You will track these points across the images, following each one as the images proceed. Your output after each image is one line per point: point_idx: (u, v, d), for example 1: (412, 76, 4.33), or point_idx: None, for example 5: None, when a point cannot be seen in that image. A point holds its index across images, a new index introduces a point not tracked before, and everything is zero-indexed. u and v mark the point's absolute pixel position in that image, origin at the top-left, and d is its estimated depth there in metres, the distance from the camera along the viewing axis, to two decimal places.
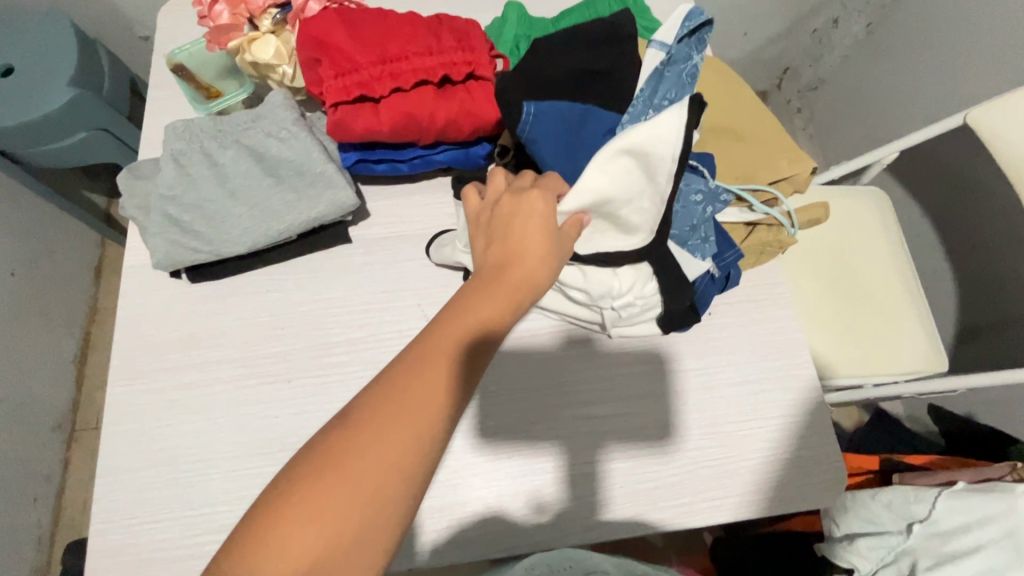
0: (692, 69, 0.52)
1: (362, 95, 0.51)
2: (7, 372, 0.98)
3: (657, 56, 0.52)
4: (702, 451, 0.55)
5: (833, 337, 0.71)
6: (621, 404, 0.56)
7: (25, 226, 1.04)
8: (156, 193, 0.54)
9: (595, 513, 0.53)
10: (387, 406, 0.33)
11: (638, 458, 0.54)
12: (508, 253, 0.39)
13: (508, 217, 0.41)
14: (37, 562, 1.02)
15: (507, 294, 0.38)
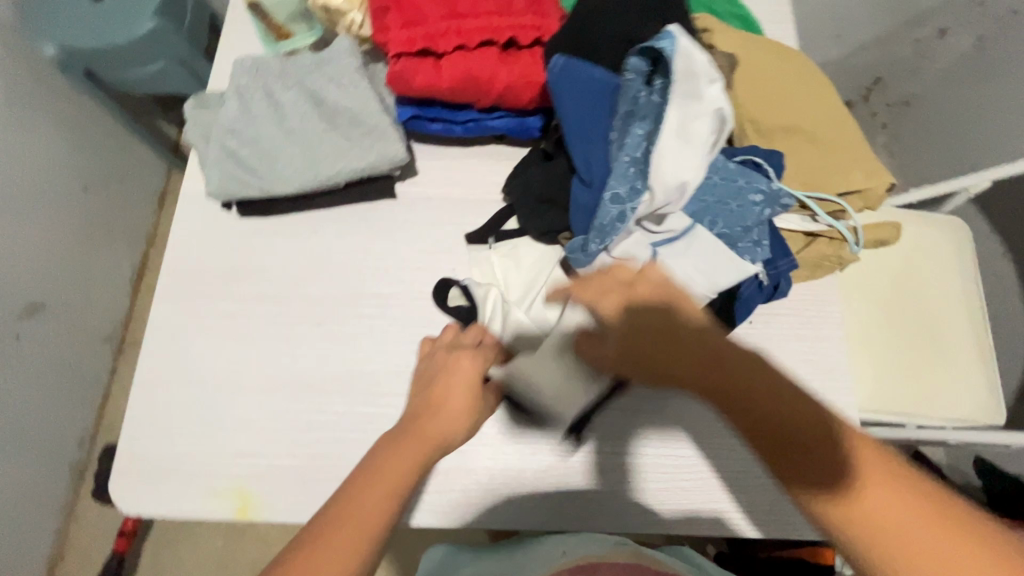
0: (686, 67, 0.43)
1: (426, 49, 0.51)
2: (68, 280, 1.05)
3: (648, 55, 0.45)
4: (720, 462, 0.53)
5: (878, 369, 0.67)
6: (643, 400, 0.55)
7: (100, 146, 1.10)
8: (218, 124, 0.56)
9: (599, 502, 0.52)
10: (363, 481, 0.37)
11: (652, 460, 0.53)
12: (441, 394, 0.43)
13: (445, 366, 0.45)
14: (78, 457, 1.11)
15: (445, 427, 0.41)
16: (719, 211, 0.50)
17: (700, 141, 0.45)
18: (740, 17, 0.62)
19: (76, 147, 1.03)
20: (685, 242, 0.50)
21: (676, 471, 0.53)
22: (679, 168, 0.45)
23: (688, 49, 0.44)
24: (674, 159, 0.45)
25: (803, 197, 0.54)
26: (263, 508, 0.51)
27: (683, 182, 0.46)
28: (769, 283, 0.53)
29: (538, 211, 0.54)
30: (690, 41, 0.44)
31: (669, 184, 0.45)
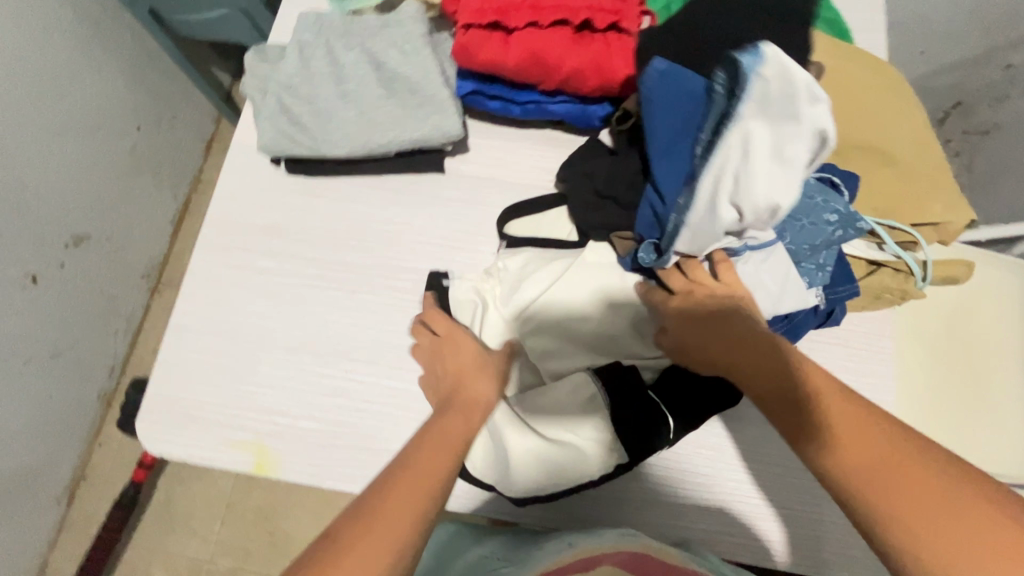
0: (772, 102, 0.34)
1: (496, 22, 0.49)
2: (114, 215, 1.07)
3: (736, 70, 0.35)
4: (739, 484, 0.53)
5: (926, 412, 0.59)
6: None
7: (156, 86, 1.11)
8: (276, 78, 0.55)
9: (611, 506, 0.52)
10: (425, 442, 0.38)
11: (670, 470, 0.53)
12: (457, 376, 0.46)
13: (446, 350, 0.49)
14: (107, 386, 1.15)
15: (464, 410, 0.42)
16: (791, 226, 0.48)
17: (800, 161, 0.37)
18: (831, 21, 0.58)
19: (132, 85, 1.05)
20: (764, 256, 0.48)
21: (691, 485, 0.53)
22: (773, 190, 0.39)
23: (783, 70, 0.34)
24: (765, 184, 0.39)
25: (874, 223, 0.51)
26: (280, 466, 0.52)
27: (776, 206, 0.39)
28: (824, 307, 0.51)
29: (590, 205, 0.53)
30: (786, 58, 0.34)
31: (759, 206, 0.40)
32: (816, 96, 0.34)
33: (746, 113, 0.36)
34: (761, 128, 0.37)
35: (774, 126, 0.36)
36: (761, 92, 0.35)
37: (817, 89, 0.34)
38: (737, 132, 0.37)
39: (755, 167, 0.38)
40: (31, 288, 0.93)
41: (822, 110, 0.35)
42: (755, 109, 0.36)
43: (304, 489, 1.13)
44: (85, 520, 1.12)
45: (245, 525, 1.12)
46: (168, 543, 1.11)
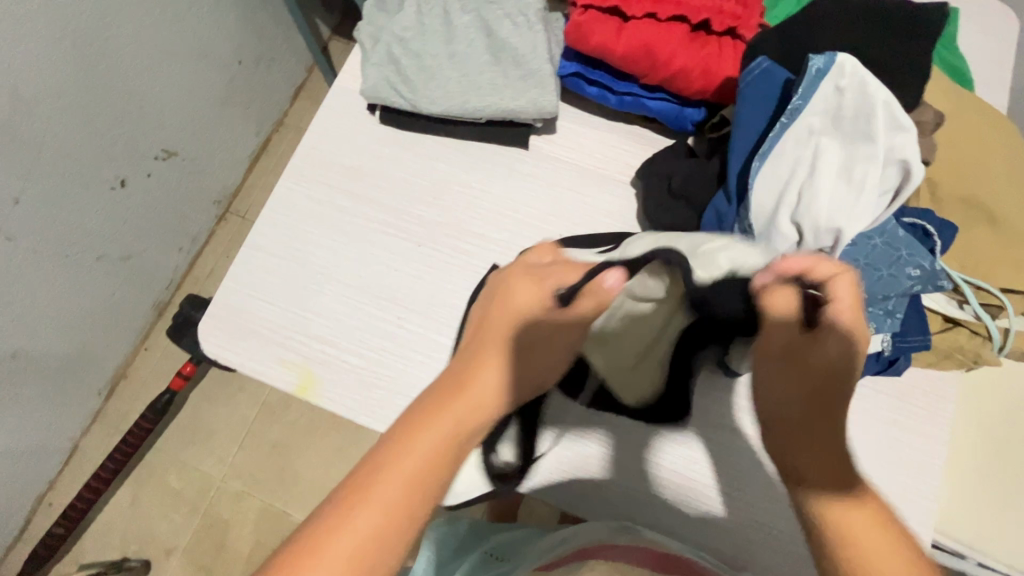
0: (836, 87, 0.42)
1: (614, 8, 0.49)
2: (200, 138, 1.13)
3: (818, 70, 0.42)
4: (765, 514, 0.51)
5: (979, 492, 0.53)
6: (707, 429, 0.53)
7: (263, 26, 1.17)
8: (391, 29, 0.57)
9: (627, 506, 0.51)
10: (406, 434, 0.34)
11: (695, 485, 0.52)
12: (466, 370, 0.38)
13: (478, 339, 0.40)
14: (162, 296, 1.22)
15: (456, 410, 0.35)
16: (867, 273, 0.46)
17: (869, 186, 0.41)
18: (953, 68, 0.56)
19: (243, 20, 1.10)
20: None
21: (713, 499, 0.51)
22: (839, 211, 0.41)
23: (862, 82, 0.41)
24: (830, 199, 0.41)
25: (960, 279, 0.49)
26: (323, 394, 0.54)
27: (838, 227, 0.41)
28: (888, 355, 0.49)
29: (666, 206, 0.52)
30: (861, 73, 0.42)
31: (820, 223, 0.41)
32: (901, 127, 0.41)
33: (821, 116, 0.43)
34: (834, 143, 0.42)
35: (838, 129, 0.42)
36: (839, 94, 0.42)
37: (901, 124, 0.41)
38: (806, 129, 0.43)
39: (822, 179, 0.42)
40: (118, 190, 0.99)
41: (895, 144, 0.41)
42: (828, 115, 0.42)
43: (320, 434, 1.17)
44: (118, 415, 1.19)
45: (260, 455, 1.16)
46: (187, 455, 1.16)
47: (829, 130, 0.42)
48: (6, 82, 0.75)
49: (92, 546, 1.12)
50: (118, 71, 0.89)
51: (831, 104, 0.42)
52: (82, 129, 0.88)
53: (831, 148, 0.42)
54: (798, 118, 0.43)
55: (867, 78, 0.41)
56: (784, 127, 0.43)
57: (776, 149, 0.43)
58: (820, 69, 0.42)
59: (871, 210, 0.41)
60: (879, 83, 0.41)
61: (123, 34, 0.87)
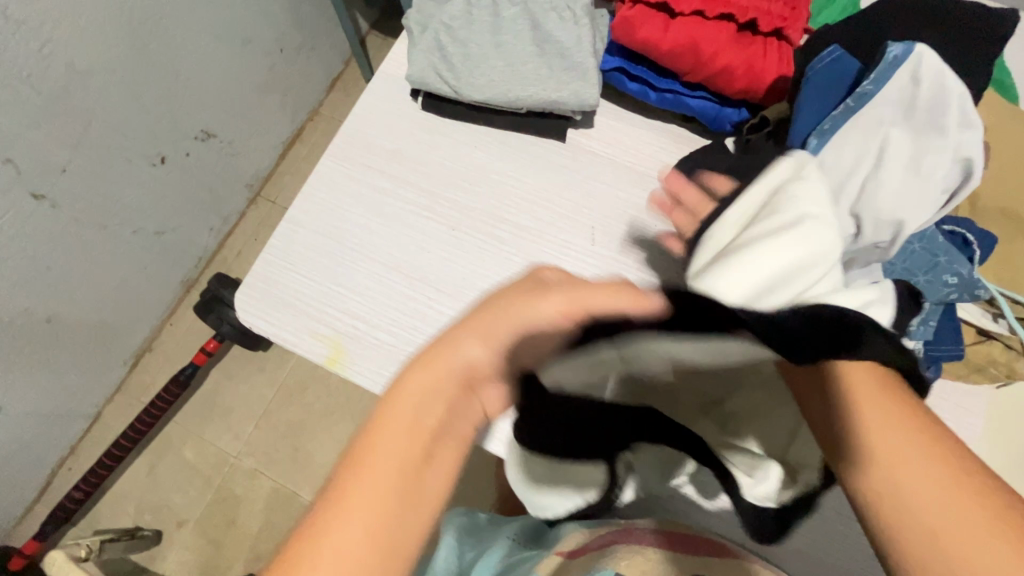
0: (910, 76, 0.42)
1: (662, 5, 0.50)
2: (238, 121, 1.16)
3: (896, 57, 0.42)
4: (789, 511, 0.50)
5: None
6: None
7: (306, 16, 1.20)
8: (440, 17, 0.59)
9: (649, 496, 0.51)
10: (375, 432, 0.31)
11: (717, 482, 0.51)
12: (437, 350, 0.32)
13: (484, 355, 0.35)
14: (191, 274, 1.24)
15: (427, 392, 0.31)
16: (903, 279, 0.46)
17: (935, 180, 0.42)
18: (1000, 83, 0.56)
19: (287, 9, 1.14)
20: None
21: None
22: (902, 205, 0.42)
23: (940, 73, 0.41)
24: (895, 192, 0.42)
25: (996, 292, 0.49)
26: (352, 367, 0.55)
27: (899, 222, 0.42)
28: (919, 362, 0.47)
29: None
30: (942, 64, 0.41)
31: (882, 217, 0.42)
32: (971, 126, 0.41)
33: (892, 106, 0.42)
34: (906, 135, 0.43)
35: (912, 118, 0.42)
36: (913, 87, 0.42)
37: (972, 122, 0.41)
38: (874, 117, 0.43)
39: (887, 172, 0.42)
40: (158, 166, 1.03)
41: (962, 142, 0.41)
42: (900, 104, 0.42)
43: (335, 418, 1.19)
44: (141, 387, 1.21)
45: (275, 435, 1.18)
46: (204, 430, 1.19)
47: (900, 121, 0.43)
48: (63, 54, 0.78)
49: (107, 512, 1.15)
50: (168, 50, 0.93)
51: (905, 95, 0.42)
52: (130, 105, 0.91)
53: (903, 136, 0.42)
54: (868, 104, 0.43)
55: (943, 74, 0.41)
56: (853, 115, 0.43)
57: (843, 136, 0.43)
58: (895, 58, 0.42)
59: (935, 206, 0.42)
60: (955, 79, 0.41)
61: (176, 15, 0.91)
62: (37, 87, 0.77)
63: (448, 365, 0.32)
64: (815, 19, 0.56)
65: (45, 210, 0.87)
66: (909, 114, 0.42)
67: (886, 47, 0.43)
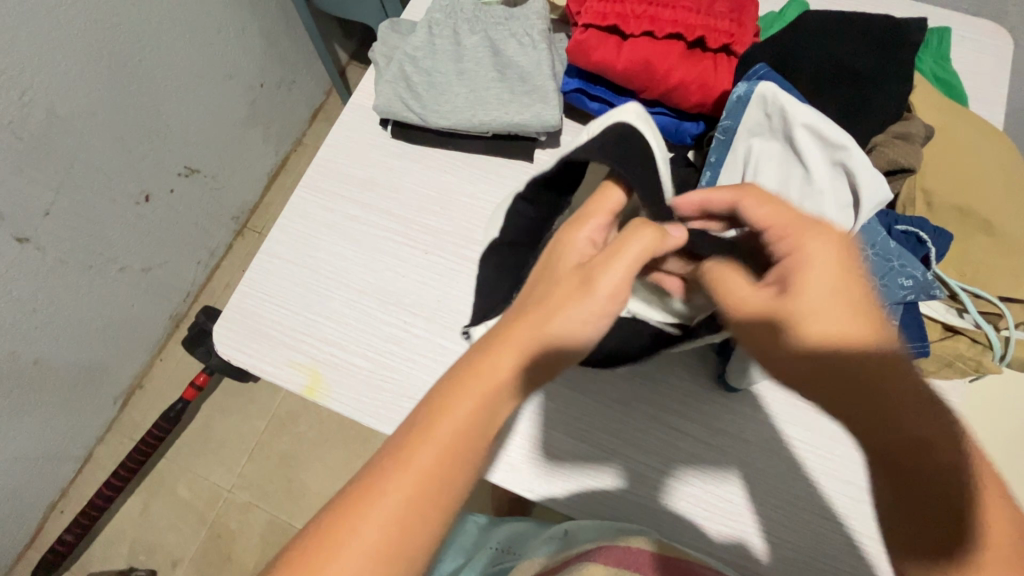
0: (753, 108, 0.44)
1: (614, 27, 0.52)
2: (222, 155, 1.18)
3: (739, 96, 0.45)
4: (775, 519, 0.50)
5: None
6: (710, 433, 0.53)
7: (285, 51, 1.23)
8: (403, 49, 0.60)
9: (637, 512, 0.51)
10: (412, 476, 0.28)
11: (702, 495, 0.52)
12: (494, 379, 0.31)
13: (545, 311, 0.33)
14: (179, 308, 1.25)
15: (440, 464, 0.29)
16: None
17: (813, 202, 0.42)
18: (945, 83, 0.58)
19: (265, 46, 1.17)
20: None
21: (724, 510, 0.51)
22: None
23: (781, 105, 0.43)
24: None
25: (959, 287, 0.50)
26: (330, 396, 0.55)
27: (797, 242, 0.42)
28: None
29: None
30: (777, 94, 0.43)
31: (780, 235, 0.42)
32: (843, 143, 0.41)
33: (761, 136, 0.45)
34: (778, 163, 0.44)
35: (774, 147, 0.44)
36: (768, 120, 0.44)
37: (842, 135, 0.41)
38: (746, 147, 0.45)
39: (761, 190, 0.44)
40: (142, 205, 1.04)
41: (841, 160, 0.41)
42: (767, 134, 0.45)
43: (329, 445, 1.18)
44: (133, 424, 1.21)
45: (269, 466, 1.17)
46: (197, 465, 1.18)
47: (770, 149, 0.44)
48: (45, 100, 0.80)
49: (101, 554, 1.14)
50: (148, 89, 0.95)
51: (762, 126, 0.44)
52: (114, 145, 0.93)
53: (782, 163, 0.44)
54: (731, 140, 0.46)
55: (789, 102, 0.42)
56: (727, 149, 0.46)
57: (728, 170, 0.46)
58: (736, 96, 0.45)
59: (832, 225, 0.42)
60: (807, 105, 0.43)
61: (153, 57, 0.93)
62: (19, 132, 0.79)
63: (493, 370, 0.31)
64: (764, 30, 0.58)
65: (30, 253, 0.88)
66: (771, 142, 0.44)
67: (734, 88, 0.46)
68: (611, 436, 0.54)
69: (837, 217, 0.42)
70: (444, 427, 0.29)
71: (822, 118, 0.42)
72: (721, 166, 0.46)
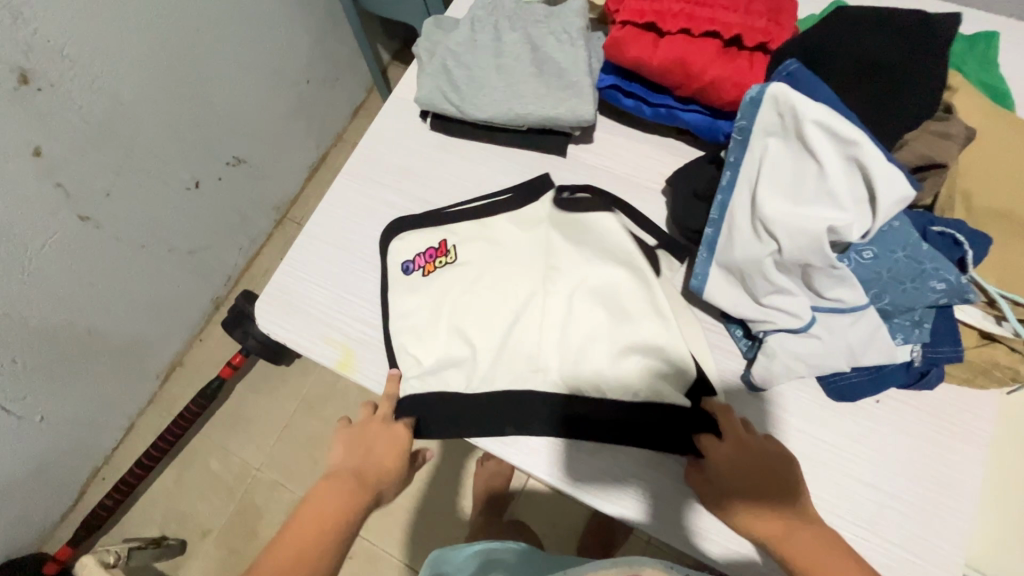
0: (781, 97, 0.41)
1: (651, 24, 0.53)
2: (267, 147, 1.24)
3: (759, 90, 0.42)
4: None
5: None
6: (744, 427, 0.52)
7: (331, 49, 1.28)
8: (446, 44, 0.63)
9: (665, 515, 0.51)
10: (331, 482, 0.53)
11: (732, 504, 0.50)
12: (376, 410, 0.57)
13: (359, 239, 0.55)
14: (220, 291, 1.31)
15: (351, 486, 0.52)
16: (891, 287, 0.46)
17: (827, 200, 0.40)
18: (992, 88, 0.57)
19: (312, 43, 1.22)
20: (851, 318, 0.47)
21: None
22: (799, 222, 0.40)
23: (793, 107, 0.39)
24: (789, 221, 0.41)
25: (996, 292, 0.49)
26: (361, 371, 0.58)
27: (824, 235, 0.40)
28: (918, 365, 0.49)
29: (693, 208, 0.55)
30: (787, 90, 0.39)
31: (792, 232, 0.41)
32: (854, 138, 0.38)
33: (777, 136, 0.41)
34: (785, 155, 0.41)
35: (792, 145, 0.40)
36: (780, 121, 0.40)
37: (854, 128, 0.38)
38: (763, 147, 0.42)
39: (771, 187, 0.42)
40: (192, 190, 1.10)
41: (854, 156, 0.38)
42: (781, 134, 0.41)
43: None
44: (172, 399, 1.27)
45: (297, 447, 1.22)
46: (227, 442, 1.23)
47: (788, 149, 0.41)
48: (111, 88, 0.86)
49: (137, 520, 1.19)
50: (203, 82, 1.00)
51: (777, 123, 0.41)
52: (170, 132, 0.99)
53: (794, 154, 0.41)
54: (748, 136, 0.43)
55: (799, 102, 0.39)
56: (745, 149, 0.43)
57: (746, 169, 0.44)
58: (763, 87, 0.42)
59: (849, 214, 0.39)
60: (820, 99, 0.40)
61: (209, 51, 0.99)
62: (86, 116, 0.85)
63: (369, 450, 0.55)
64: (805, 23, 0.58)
65: (90, 230, 0.94)
66: (785, 140, 0.41)
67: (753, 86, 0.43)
68: (640, 435, 0.53)
69: (851, 208, 0.39)
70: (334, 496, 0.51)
71: (835, 114, 0.39)
72: (738, 167, 0.44)
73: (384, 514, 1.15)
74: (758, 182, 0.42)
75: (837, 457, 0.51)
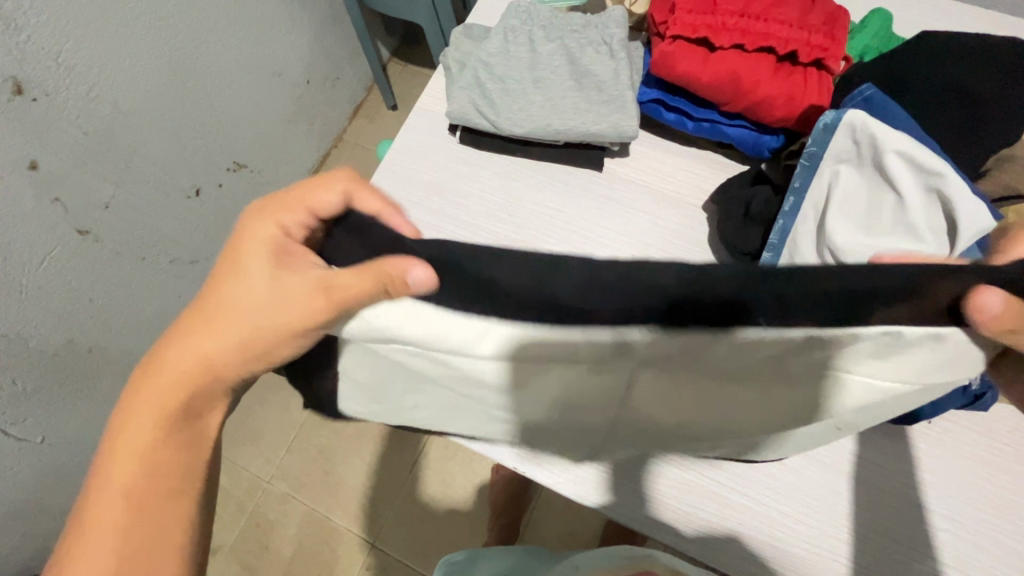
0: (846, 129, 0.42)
1: (702, 39, 0.51)
2: (268, 150, 1.19)
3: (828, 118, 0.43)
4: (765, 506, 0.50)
5: None
6: None
7: (331, 47, 1.24)
8: (477, 55, 0.60)
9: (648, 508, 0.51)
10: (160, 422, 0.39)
11: (707, 490, 0.51)
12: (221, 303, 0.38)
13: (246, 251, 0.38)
14: None
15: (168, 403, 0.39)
16: None
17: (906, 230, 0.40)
18: None
19: (312, 42, 1.17)
20: None
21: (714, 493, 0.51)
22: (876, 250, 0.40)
23: (872, 136, 0.40)
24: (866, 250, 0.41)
25: None
26: None
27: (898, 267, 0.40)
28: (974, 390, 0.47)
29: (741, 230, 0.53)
30: (866, 118, 0.41)
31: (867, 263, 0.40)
32: (937, 169, 0.39)
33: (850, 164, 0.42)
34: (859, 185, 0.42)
35: (867, 175, 0.42)
36: (856, 148, 0.41)
37: (936, 160, 0.39)
38: (832, 175, 0.42)
39: (844, 214, 0.41)
40: (193, 199, 1.05)
41: (936, 188, 0.39)
42: (855, 161, 0.42)
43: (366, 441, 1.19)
44: None
45: (308, 459, 1.19)
46: (236, 455, 1.20)
47: (862, 178, 0.42)
48: (109, 94, 0.81)
49: None
50: (203, 86, 0.96)
51: (849, 150, 0.42)
52: (170, 140, 0.95)
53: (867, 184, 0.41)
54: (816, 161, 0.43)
55: (880, 130, 0.40)
56: (812, 175, 0.43)
57: (812, 196, 0.43)
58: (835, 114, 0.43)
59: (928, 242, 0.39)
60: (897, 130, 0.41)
61: (208, 53, 0.94)
62: (84, 125, 0.80)
63: (174, 365, 0.39)
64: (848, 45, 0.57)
65: (90, 245, 0.89)
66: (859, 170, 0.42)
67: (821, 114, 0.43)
68: None
69: (930, 238, 0.39)
70: (174, 443, 0.40)
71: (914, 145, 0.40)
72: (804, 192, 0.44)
73: (399, 526, 1.13)
74: (829, 210, 0.42)
75: (893, 480, 0.50)
